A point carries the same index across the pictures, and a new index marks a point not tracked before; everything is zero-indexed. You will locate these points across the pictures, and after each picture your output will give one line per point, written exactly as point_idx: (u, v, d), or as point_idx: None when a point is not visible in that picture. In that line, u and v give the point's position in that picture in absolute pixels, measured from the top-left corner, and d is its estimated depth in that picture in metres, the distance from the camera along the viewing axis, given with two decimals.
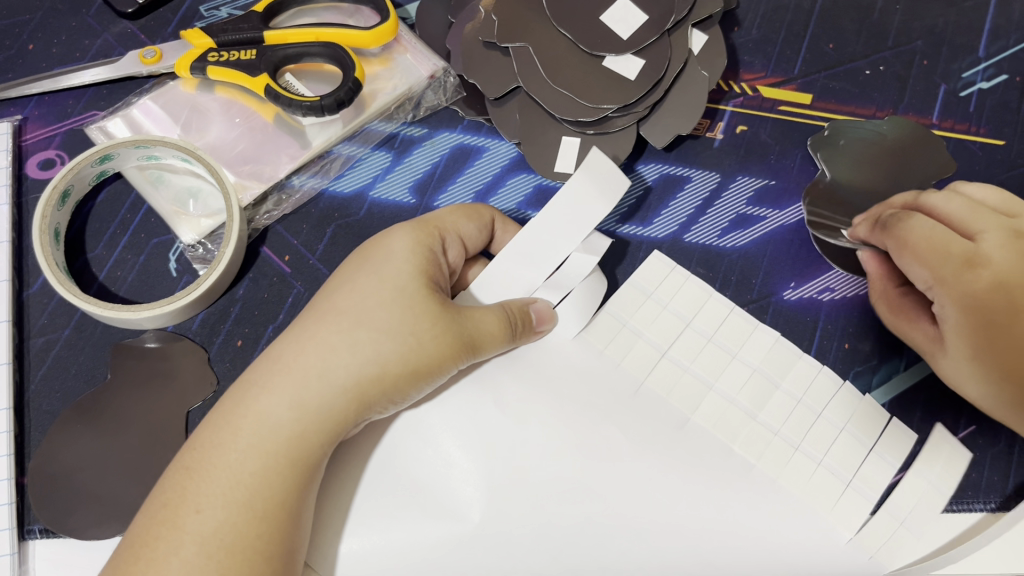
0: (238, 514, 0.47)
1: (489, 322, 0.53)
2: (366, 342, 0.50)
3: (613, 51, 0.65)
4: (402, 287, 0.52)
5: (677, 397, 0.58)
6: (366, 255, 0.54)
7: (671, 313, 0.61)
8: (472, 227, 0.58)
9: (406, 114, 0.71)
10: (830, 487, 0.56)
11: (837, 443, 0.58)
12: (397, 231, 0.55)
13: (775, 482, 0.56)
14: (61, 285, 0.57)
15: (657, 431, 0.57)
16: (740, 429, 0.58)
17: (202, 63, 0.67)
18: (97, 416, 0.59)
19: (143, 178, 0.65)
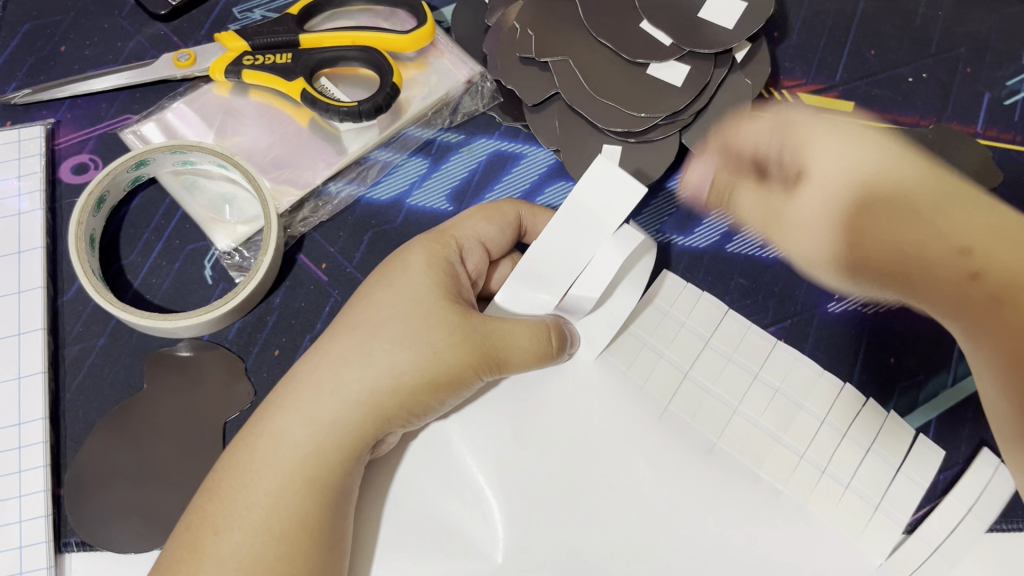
0: (284, 513, 0.46)
1: (515, 330, 0.51)
2: (381, 360, 0.48)
3: (659, 58, 0.64)
4: (420, 301, 0.50)
5: (701, 421, 0.56)
6: (382, 271, 0.52)
7: (689, 331, 0.59)
8: (493, 228, 0.56)
9: (443, 119, 0.70)
10: (858, 511, 0.53)
11: (864, 466, 0.55)
12: (411, 247, 0.53)
13: (802, 509, 0.53)
14: (97, 292, 0.56)
15: (681, 457, 0.55)
16: (765, 454, 0.55)
17: (237, 67, 0.66)
18: (133, 426, 0.59)
19: (178, 184, 0.64)
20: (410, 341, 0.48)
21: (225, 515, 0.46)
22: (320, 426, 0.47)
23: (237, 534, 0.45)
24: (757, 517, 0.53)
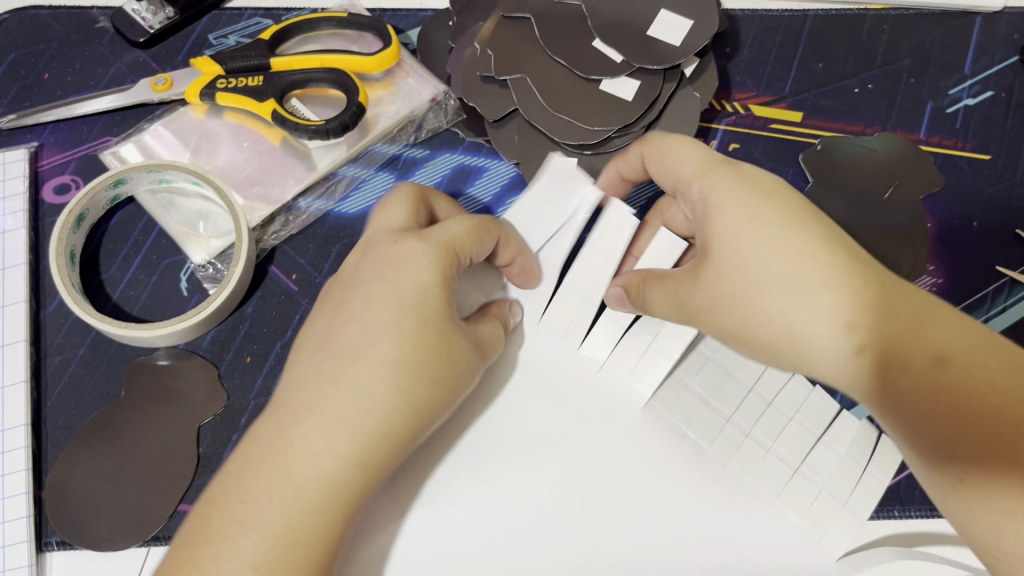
0: (311, 518, 0.44)
1: (492, 330, 0.55)
2: (421, 391, 0.47)
3: (610, 74, 0.67)
4: (433, 325, 0.47)
5: (638, 378, 0.59)
6: (388, 286, 0.47)
7: (634, 340, 0.59)
8: (478, 251, 0.52)
9: (409, 135, 0.73)
10: (779, 474, 0.57)
11: (786, 431, 0.58)
12: (419, 262, 0.48)
13: (724, 467, 0.57)
14: (76, 304, 0.59)
15: (610, 418, 0.58)
16: (694, 415, 0.58)
17: (211, 90, 0.70)
18: (111, 432, 0.61)
19: (154, 202, 0.67)
20: (439, 372, 0.47)
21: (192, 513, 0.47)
22: (355, 443, 0.44)
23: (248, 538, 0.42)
24: (685, 479, 0.56)
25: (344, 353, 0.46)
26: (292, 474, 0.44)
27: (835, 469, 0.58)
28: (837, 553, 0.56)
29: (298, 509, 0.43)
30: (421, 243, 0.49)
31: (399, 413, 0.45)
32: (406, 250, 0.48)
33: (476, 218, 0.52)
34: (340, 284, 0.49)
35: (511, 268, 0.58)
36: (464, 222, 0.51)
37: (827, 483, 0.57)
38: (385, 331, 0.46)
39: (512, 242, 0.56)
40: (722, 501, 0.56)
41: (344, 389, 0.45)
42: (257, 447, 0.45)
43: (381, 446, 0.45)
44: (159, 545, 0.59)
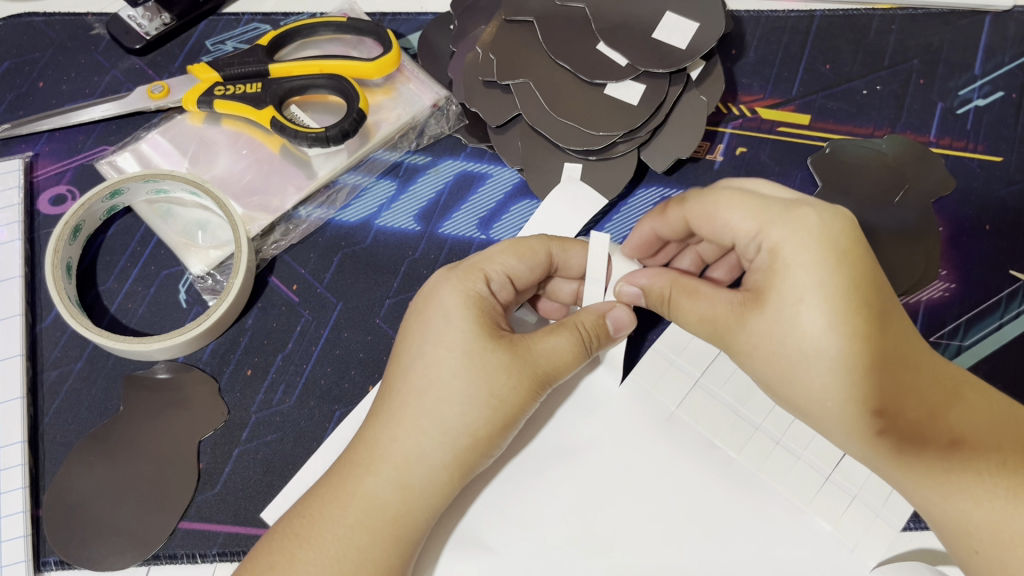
0: (356, 534, 0.47)
1: (555, 343, 0.51)
2: (454, 418, 0.48)
3: (615, 77, 0.66)
4: (467, 351, 0.49)
5: (662, 391, 0.61)
6: (423, 318, 0.51)
7: (679, 370, 0.62)
8: (526, 267, 0.54)
9: (410, 142, 0.72)
10: (809, 480, 0.58)
11: (817, 437, 0.59)
12: (445, 290, 0.51)
13: (754, 475, 0.58)
14: (73, 318, 0.58)
15: (647, 429, 0.60)
16: (723, 424, 0.60)
17: (209, 97, 0.68)
18: (110, 449, 0.60)
19: (152, 212, 0.66)
20: (474, 396, 0.49)
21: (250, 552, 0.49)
22: (395, 469, 0.48)
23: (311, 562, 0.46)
24: (716, 487, 0.58)
25: (386, 389, 0.50)
26: (343, 494, 0.48)
27: (869, 475, 0.58)
28: (871, 561, 0.56)
29: (348, 525, 0.47)
30: (451, 275, 0.52)
31: (435, 441, 0.48)
32: (439, 281, 0.52)
33: (518, 240, 0.54)
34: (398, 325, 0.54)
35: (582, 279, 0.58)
36: (500, 241, 0.54)
37: (860, 491, 0.58)
38: (421, 362, 0.50)
39: (576, 251, 0.56)
40: (755, 511, 0.57)
41: (388, 421, 0.49)
42: (323, 487, 0.49)
43: (416, 469, 0.48)
44: (160, 563, 0.58)
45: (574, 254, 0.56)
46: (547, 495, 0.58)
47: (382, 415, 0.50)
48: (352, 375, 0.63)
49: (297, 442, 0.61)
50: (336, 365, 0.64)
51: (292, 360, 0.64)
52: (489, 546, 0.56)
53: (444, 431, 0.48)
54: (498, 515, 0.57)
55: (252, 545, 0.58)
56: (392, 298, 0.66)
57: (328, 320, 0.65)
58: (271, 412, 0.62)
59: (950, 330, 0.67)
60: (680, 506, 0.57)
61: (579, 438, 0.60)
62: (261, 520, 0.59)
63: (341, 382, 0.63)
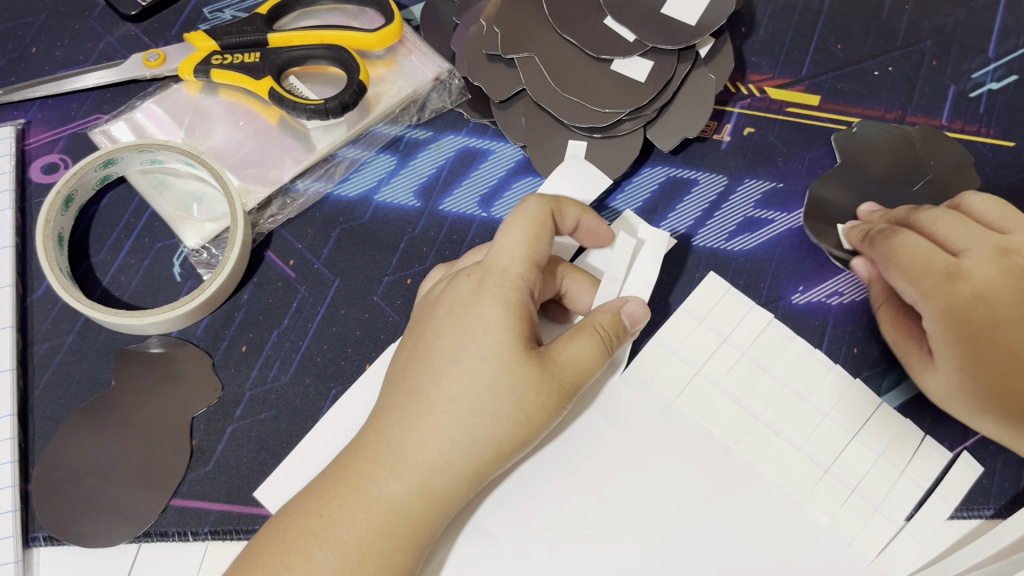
0: (378, 538, 0.47)
1: (580, 350, 0.51)
2: (481, 428, 0.48)
3: (621, 54, 0.64)
4: (502, 363, 0.48)
5: (662, 380, 0.60)
6: (460, 324, 0.50)
7: (680, 359, 0.60)
8: (541, 246, 0.52)
9: (411, 116, 0.70)
10: (809, 473, 0.57)
11: (819, 429, 0.59)
12: (484, 295, 0.50)
13: (752, 467, 0.58)
14: (65, 290, 0.57)
15: (646, 418, 0.59)
16: (723, 414, 0.59)
17: (205, 66, 0.67)
18: (101, 424, 0.59)
19: (146, 183, 0.65)
20: (504, 411, 0.48)
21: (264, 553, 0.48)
22: (418, 472, 0.48)
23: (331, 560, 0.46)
24: (715, 480, 0.57)
25: (414, 386, 0.49)
26: (364, 496, 0.47)
27: (870, 469, 0.58)
28: (869, 556, 0.56)
29: (370, 530, 0.47)
30: (487, 278, 0.50)
31: (452, 447, 0.48)
32: (478, 285, 0.51)
33: (527, 213, 0.52)
34: (421, 319, 0.53)
35: (579, 230, 0.57)
36: (516, 229, 0.52)
37: (859, 484, 0.57)
38: (456, 371, 0.49)
39: (568, 209, 0.55)
40: (753, 503, 0.57)
41: (410, 420, 0.48)
42: (335, 483, 0.48)
43: (439, 477, 0.48)
44: (151, 541, 0.57)
45: (569, 211, 0.55)
46: (547, 483, 0.57)
47: (390, 404, 0.50)
48: (349, 353, 0.62)
49: (293, 420, 0.60)
50: (333, 343, 0.63)
51: (287, 337, 0.63)
52: (486, 531, 0.56)
53: (467, 439, 0.48)
54: (495, 499, 0.56)
55: (245, 524, 0.57)
56: (391, 276, 0.65)
57: (324, 298, 0.64)
58: (266, 389, 0.61)
59: None
60: (679, 497, 0.57)
61: (579, 420, 0.58)
62: (255, 499, 0.58)
63: (339, 360, 0.62)
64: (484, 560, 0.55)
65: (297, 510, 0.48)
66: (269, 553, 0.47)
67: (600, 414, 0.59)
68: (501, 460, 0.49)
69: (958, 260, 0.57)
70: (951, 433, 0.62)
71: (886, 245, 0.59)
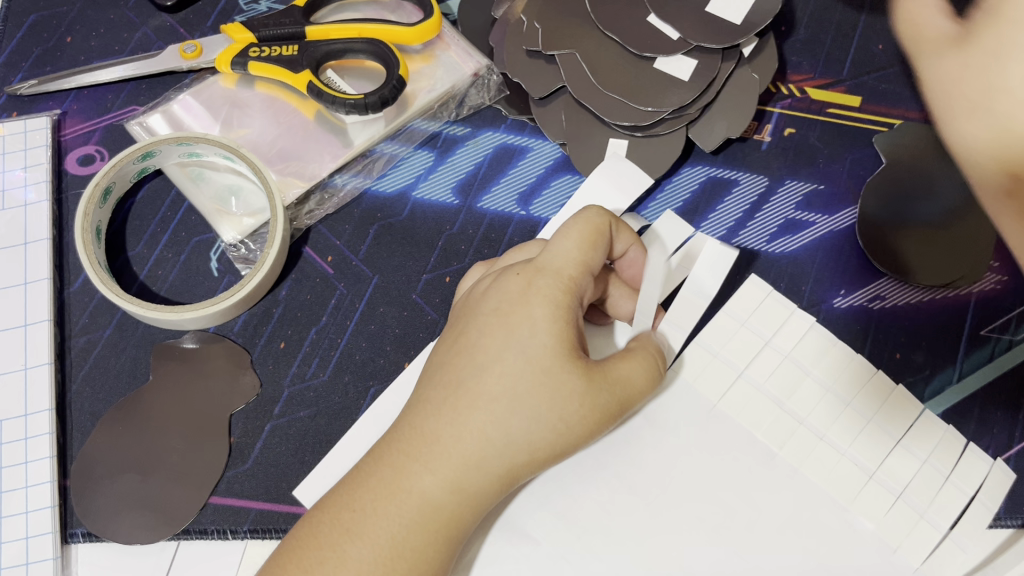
0: (412, 533, 0.46)
1: (629, 370, 0.51)
2: (521, 429, 0.47)
3: (665, 52, 0.63)
4: (546, 369, 0.48)
5: (704, 383, 0.59)
6: (507, 323, 0.49)
7: (722, 362, 0.59)
8: (599, 254, 0.52)
9: (450, 112, 0.69)
10: (854, 479, 0.56)
11: (863, 435, 0.57)
12: (534, 297, 0.50)
13: (796, 472, 0.57)
14: (103, 284, 0.56)
15: (687, 421, 0.58)
16: (766, 418, 0.58)
17: (243, 59, 0.66)
18: (140, 419, 0.59)
19: (183, 176, 0.64)
20: (545, 417, 0.48)
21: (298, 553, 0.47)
22: (454, 468, 0.47)
23: (361, 552, 0.46)
24: (758, 484, 0.56)
25: (454, 382, 0.49)
26: (398, 490, 0.47)
27: (914, 476, 0.57)
28: (914, 563, 0.55)
29: (404, 525, 0.46)
30: (538, 280, 0.50)
31: (496, 447, 0.47)
32: (526, 285, 0.50)
33: (589, 222, 0.52)
34: (464, 315, 0.52)
35: (623, 257, 0.57)
36: (573, 234, 0.51)
37: (905, 491, 0.56)
38: (497, 370, 0.48)
39: (624, 232, 0.55)
40: (797, 509, 0.56)
41: (449, 416, 0.48)
42: (374, 478, 0.48)
43: (473, 474, 0.47)
44: (189, 538, 0.57)
45: (624, 236, 0.55)
46: (589, 487, 0.56)
47: (431, 394, 0.50)
48: (388, 351, 0.62)
49: (332, 418, 0.60)
50: (372, 341, 0.62)
51: (326, 334, 0.62)
52: (526, 532, 0.55)
53: (507, 441, 0.47)
54: (537, 502, 0.56)
55: (285, 523, 0.57)
56: (429, 274, 0.64)
57: (362, 295, 0.63)
58: (304, 386, 0.60)
59: (1001, 325, 0.64)
60: (722, 501, 0.56)
61: (622, 423, 0.58)
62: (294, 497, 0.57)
63: (377, 358, 0.61)
64: (525, 562, 0.55)
65: (335, 500, 0.48)
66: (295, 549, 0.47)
67: (643, 417, 0.58)
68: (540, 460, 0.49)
69: None
70: (994, 441, 0.62)
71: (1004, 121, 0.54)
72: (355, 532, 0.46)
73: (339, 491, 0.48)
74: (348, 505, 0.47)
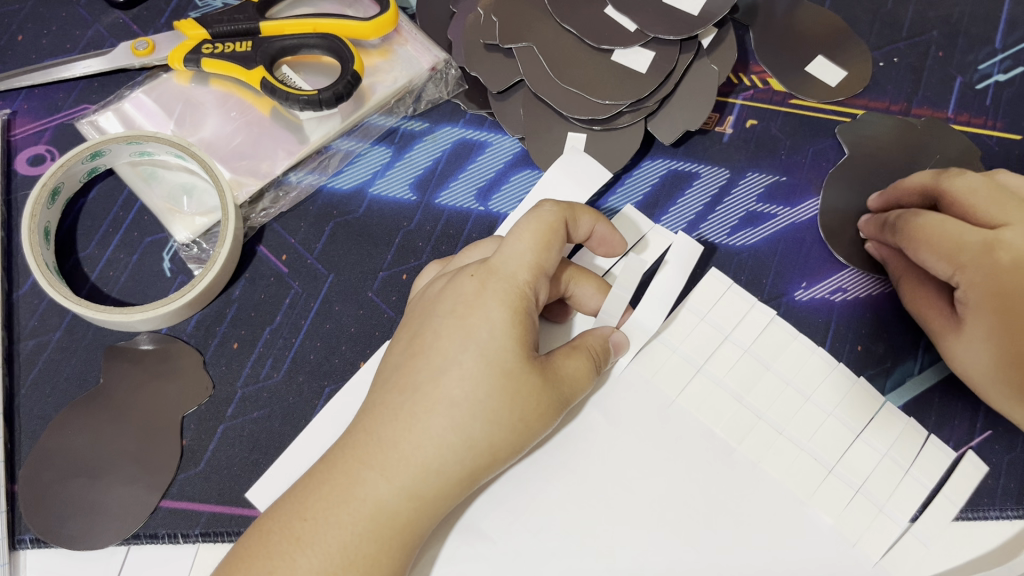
0: (363, 541, 0.46)
1: (576, 366, 0.51)
2: (479, 432, 0.47)
3: (621, 44, 0.63)
4: (505, 370, 0.47)
5: (662, 379, 0.58)
6: (463, 325, 0.49)
7: (681, 357, 0.58)
8: (554, 255, 0.51)
9: (407, 107, 0.69)
10: (812, 473, 0.56)
11: (823, 428, 0.57)
12: (490, 300, 0.49)
13: (754, 467, 0.56)
14: (52, 287, 0.55)
15: (644, 418, 0.57)
16: (725, 412, 0.57)
17: (196, 55, 0.65)
18: (90, 423, 0.58)
19: (135, 175, 0.63)
20: (504, 419, 0.47)
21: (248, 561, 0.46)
22: (411, 476, 0.46)
23: (313, 563, 0.45)
24: (716, 481, 0.56)
25: (410, 384, 0.48)
26: (351, 497, 0.46)
27: (874, 469, 0.56)
28: (873, 557, 0.54)
29: (356, 534, 0.45)
30: (492, 281, 0.49)
31: (452, 451, 0.47)
32: (481, 286, 0.49)
33: (541, 221, 0.50)
34: (420, 314, 0.52)
35: (591, 237, 0.55)
36: (527, 235, 0.50)
37: (864, 485, 0.56)
38: (457, 371, 0.47)
39: (583, 217, 0.53)
40: (756, 503, 0.55)
41: (404, 419, 0.47)
42: (324, 485, 0.47)
43: (431, 478, 0.47)
44: (140, 543, 0.56)
45: (584, 220, 0.53)
46: (546, 485, 0.55)
47: (381, 399, 0.49)
48: (343, 351, 0.61)
49: (287, 420, 0.59)
50: (327, 341, 0.61)
51: (280, 334, 0.61)
52: (484, 532, 0.54)
53: (466, 446, 0.47)
54: (492, 503, 0.55)
55: (237, 526, 0.56)
56: (386, 271, 0.64)
57: (317, 293, 0.63)
58: (258, 387, 0.60)
59: None
60: (681, 497, 0.55)
61: (578, 421, 0.57)
62: (248, 500, 0.56)
63: (332, 358, 0.61)
64: (480, 562, 0.54)
65: (285, 506, 0.47)
66: (246, 558, 0.46)
67: (599, 414, 0.57)
68: (495, 463, 0.48)
69: (993, 232, 0.55)
70: (956, 432, 0.61)
71: (910, 226, 0.57)
72: (306, 531, 0.46)
73: (293, 499, 0.47)
74: (298, 513, 0.46)
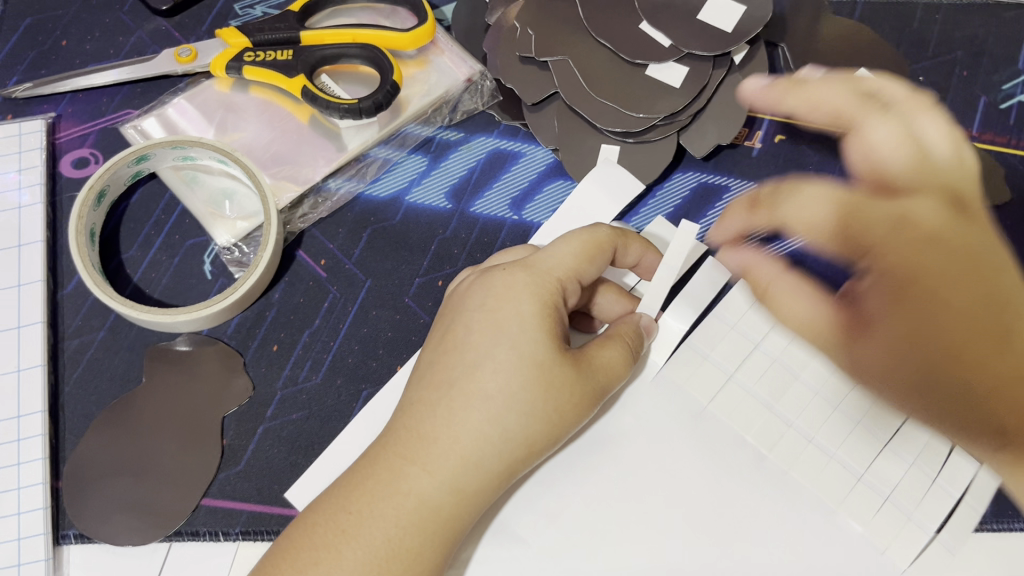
0: (408, 536, 0.46)
1: (612, 355, 0.52)
2: (516, 428, 0.48)
3: (656, 59, 0.64)
4: (538, 361, 0.48)
5: (694, 386, 0.59)
6: (495, 320, 0.50)
7: (713, 364, 0.59)
8: (595, 270, 0.53)
9: (443, 117, 0.70)
10: (841, 481, 0.56)
11: (852, 437, 0.57)
12: (521, 293, 0.50)
13: (785, 474, 0.57)
14: (97, 287, 0.56)
15: (676, 424, 0.58)
16: (755, 420, 0.58)
17: (238, 63, 0.66)
18: (132, 421, 0.59)
19: (177, 179, 0.65)
20: (539, 409, 0.48)
21: (294, 556, 0.47)
22: (453, 472, 0.47)
23: (357, 556, 0.46)
24: (747, 489, 0.56)
25: (445, 382, 0.49)
26: (395, 494, 0.47)
27: (902, 478, 0.56)
28: (902, 565, 0.55)
29: (400, 529, 0.46)
30: (526, 277, 0.51)
31: (493, 448, 0.48)
32: (511, 280, 0.51)
33: (590, 237, 0.53)
34: (452, 311, 0.53)
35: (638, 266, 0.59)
36: (576, 242, 0.53)
37: (893, 494, 0.56)
38: (491, 365, 0.48)
39: (632, 245, 0.56)
40: (786, 511, 0.56)
41: (443, 416, 0.48)
42: (369, 481, 0.48)
43: (472, 476, 0.48)
44: (181, 540, 0.57)
45: (633, 247, 0.56)
46: (580, 489, 0.56)
47: (421, 398, 0.50)
48: (380, 354, 0.62)
49: (324, 420, 0.60)
50: (364, 344, 0.62)
51: (318, 337, 0.62)
52: (519, 535, 0.55)
53: (505, 442, 0.48)
54: (528, 506, 0.56)
55: (277, 524, 0.57)
56: (422, 276, 0.65)
57: (355, 298, 0.64)
58: (296, 388, 0.61)
59: None
60: (713, 503, 0.56)
61: (613, 428, 0.58)
62: (288, 500, 0.57)
63: (369, 361, 0.62)
64: (514, 564, 0.55)
65: (329, 502, 0.48)
66: (291, 554, 0.46)
67: (633, 420, 0.58)
68: (531, 458, 0.49)
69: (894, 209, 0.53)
70: None
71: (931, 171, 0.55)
72: (350, 526, 0.47)
73: (336, 495, 0.48)
74: (344, 510, 0.47)
